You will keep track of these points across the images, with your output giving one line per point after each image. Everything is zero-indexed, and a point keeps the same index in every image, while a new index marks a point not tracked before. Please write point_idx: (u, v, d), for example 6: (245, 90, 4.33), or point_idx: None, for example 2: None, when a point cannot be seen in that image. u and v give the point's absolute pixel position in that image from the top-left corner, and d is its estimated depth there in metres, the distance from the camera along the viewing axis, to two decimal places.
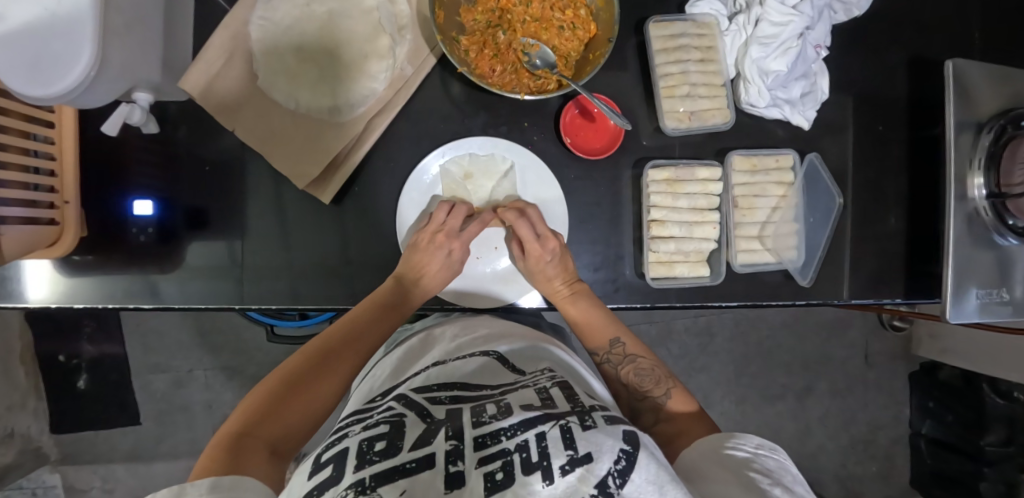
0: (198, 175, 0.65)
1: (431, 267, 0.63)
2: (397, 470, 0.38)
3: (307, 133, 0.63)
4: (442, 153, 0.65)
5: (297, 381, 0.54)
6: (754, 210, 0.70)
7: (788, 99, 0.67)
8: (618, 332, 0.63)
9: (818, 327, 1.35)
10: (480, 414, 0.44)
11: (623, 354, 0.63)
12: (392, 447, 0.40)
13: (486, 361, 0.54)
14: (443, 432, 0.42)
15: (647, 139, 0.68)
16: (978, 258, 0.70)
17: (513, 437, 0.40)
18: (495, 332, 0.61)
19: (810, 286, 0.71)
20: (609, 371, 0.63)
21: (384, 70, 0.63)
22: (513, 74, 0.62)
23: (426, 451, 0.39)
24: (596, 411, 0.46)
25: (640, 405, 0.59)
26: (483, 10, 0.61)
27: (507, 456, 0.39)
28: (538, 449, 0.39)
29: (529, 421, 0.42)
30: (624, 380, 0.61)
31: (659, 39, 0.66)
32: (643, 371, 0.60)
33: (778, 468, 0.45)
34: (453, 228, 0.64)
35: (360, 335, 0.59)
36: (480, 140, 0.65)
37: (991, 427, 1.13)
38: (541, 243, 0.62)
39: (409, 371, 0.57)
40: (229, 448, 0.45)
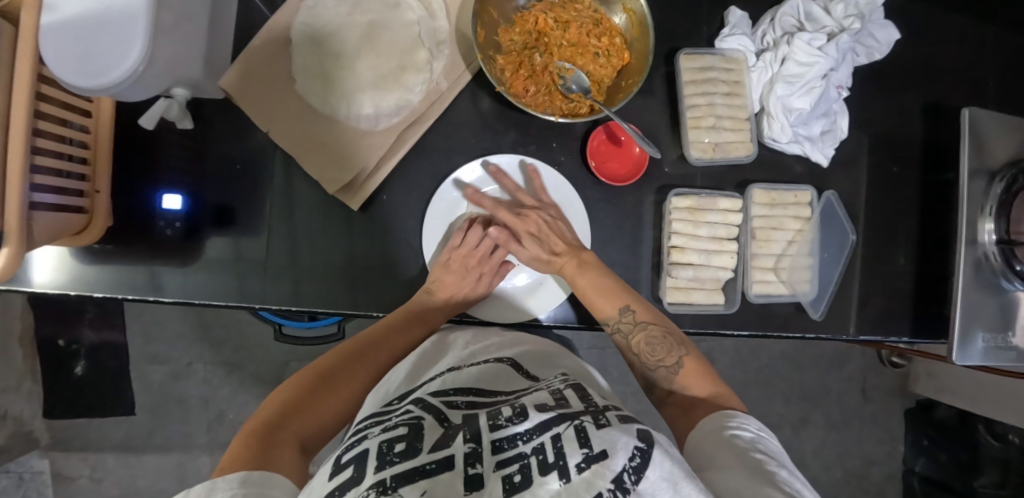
0: (228, 173, 0.66)
1: (460, 289, 0.65)
2: (418, 470, 0.36)
3: (341, 138, 0.64)
4: (478, 164, 0.66)
5: (325, 381, 0.54)
6: (771, 243, 0.71)
7: (809, 136, 0.69)
8: (628, 300, 0.62)
9: (816, 359, 1.36)
10: (496, 417, 0.43)
11: (634, 321, 0.61)
12: (412, 448, 0.38)
13: (500, 368, 0.53)
14: (460, 436, 0.40)
15: (670, 166, 0.69)
16: (985, 301, 0.71)
17: (530, 441, 0.40)
18: (516, 342, 0.60)
19: (821, 319, 0.71)
20: (621, 340, 0.62)
21: (421, 83, 0.63)
22: (547, 95, 0.63)
23: (445, 453, 0.38)
24: (609, 411, 0.46)
25: (654, 373, 0.59)
26: (521, 31, 0.63)
27: (523, 459, 0.38)
28: (554, 450, 0.39)
29: (545, 424, 0.41)
30: (635, 350, 0.61)
31: (689, 70, 0.67)
32: (654, 340, 0.60)
33: (779, 450, 0.46)
34: (484, 252, 0.67)
35: (391, 341, 0.60)
36: (513, 156, 0.67)
37: (985, 469, 1.15)
38: (523, 220, 0.65)
39: (426, 375, 0.53)
40: (263, 435, 0.46)
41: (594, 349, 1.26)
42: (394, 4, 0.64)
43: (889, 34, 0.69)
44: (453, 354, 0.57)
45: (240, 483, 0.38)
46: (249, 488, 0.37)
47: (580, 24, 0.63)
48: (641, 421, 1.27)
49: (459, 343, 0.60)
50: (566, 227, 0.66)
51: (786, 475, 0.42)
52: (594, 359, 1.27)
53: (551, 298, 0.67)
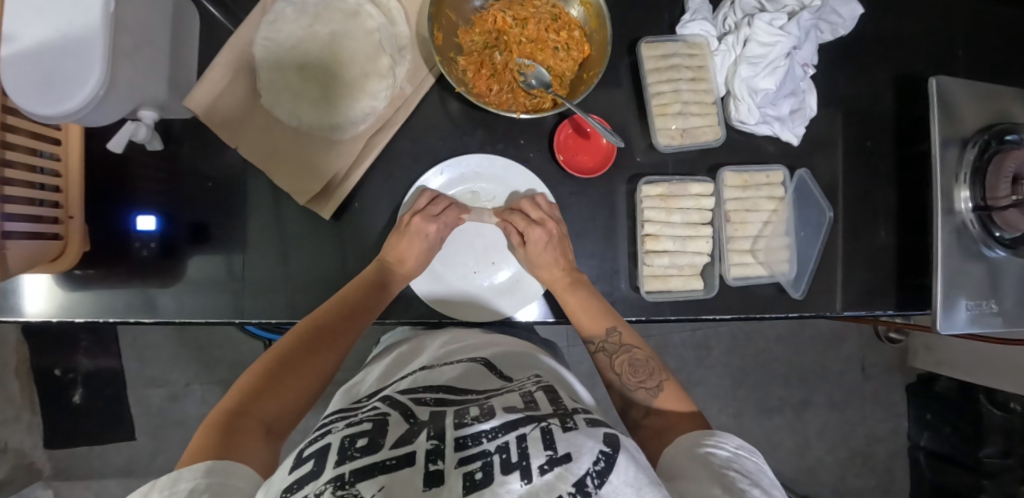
0: (200, 191, 0.66)
1: (410, 252, 0.63)
2: (377, 466, 0.38)
3: (311, 149, 0.64)
4: (442, 171, 0.67)
5: (291, 361, 0.54)
6: (746, 225, 0.70)
7: (777, 116, 0.69)
8: (616, 322, 0.63)
9: (813, 340, 1.35)
10: (462, 415, 0.44)
11: (620, 343, 0.61)
12: (375, 443, 0.40)
13: (472, 366, 0.54)
14: (423, 432, 0.42)
15: (641, 156, 0.69)
16: (966, 270, 0.71)
17: (494, 440, 0.40)
18: (490, 341, 0.61)
19: (802, 298, 0.71)
20: (602, 360, 0.62)
21: (384, 89, 0.64)
22: (510, 93, 0.63)
23: (406, 449, 0.39)
24: (578, 414, 0.46)
25: (633, 395, 0.58)
26: (481, 31, 0.63)
27: (486, 457, 0.39)
28: (518, 449, 0.39)
29: (510, 424, 0.42)
30: (617, 370, 0.60)
31: (651, 58, 0.68)
32: (637, 362, 0.60)
33: (757, 470, 0.45)
34: (431, 212, 0.64)
35: (351, 311, 0.59)
36: (478, 157, 0.66)
37: (989, 439, 1.14)
38: (538, 226, 0.63)
39: (396, 376, 0.56)
40: (224, 427, 0.47)
41: None
42: (353, 12, 0.64)
43: (852, 9, 0.69)
44: (428, 353, 0.59)
45: (203, 476, 0.40)
46: (211, 481, 0.40)
47: (538, 21, 0.63)
48: None
49: (439, 341, 0.61)
50: (569, 247, 0.66)
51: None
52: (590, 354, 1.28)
53: (525, 295, 0.67)
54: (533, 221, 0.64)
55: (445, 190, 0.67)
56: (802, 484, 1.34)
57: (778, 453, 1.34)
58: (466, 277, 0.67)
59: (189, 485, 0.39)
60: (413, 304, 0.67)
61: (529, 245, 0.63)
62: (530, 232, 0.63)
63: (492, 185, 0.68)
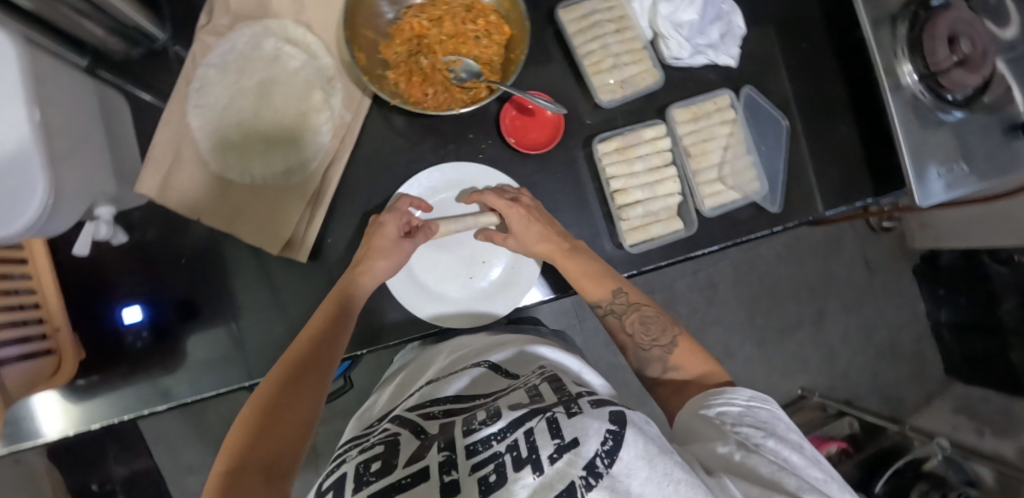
0: (176, 269, 0.67)
1: (375, 264, 0.60)
2: (393, 487, 0.40)
3: (269, 200, 0.64)
4: (401, 200, 0.65)
5: (275, 400, 0.49)
6: (708, 155, 0.71)
7: (709, 44, 0.70)
8: (620, 283, 0.62)
9: (813, 250, 1.36)
10: (470, 422, 0.46)
11: (627, 303, 0.61)
12: (388, 466, 0.42)
13: (478, 373, 0.56)
14: (434, 445, 0.44)
15: (589, 118, 0.70)
16: (928, 140, 0.72)
17: (503, 440, 0.42)
18: (488, 340, 0.63)
19: (781, 210, 0.72)
20: (613, 323, 0.62)
21: (326, 122, 0.64)
22: (446, 92, 0.63)
23: (420, 465, 0.42)
24: (583, 397, 0.47)
25: (647, 354, 0.59)
26: (401, 42, 0.63)
27: (497, 458, 0.41)
28: (527, 444, 0.41)
29: (516, 421, 0.44)
30: (629, 331, 0.61)
31: (573, 22, 0.68)
32: (648, 319, 0.60)
33: (770, 418, 0.48)
34: (398, 223, 0.62)
35: (322, 336, 0.55)
36: (427, 174, 0.66)
37: (1005, 296, 1.16)
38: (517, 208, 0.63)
39: (406, 392, 0.58)
40: (223, 487, 0.42)
41: None
42: (274, 56, 0.65)
43: None
44: (436, 365, 0.61)
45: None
46: None
47: (453, 16, 0.63)
48: None
49: (444, 353, 0.63)
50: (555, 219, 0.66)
51: (772, 446, 0.45)
52: None
53: (523, 285, 0.67)
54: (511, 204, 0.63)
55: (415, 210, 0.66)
56: (839, 391, 1.36)
57: (809, 367, 1.36)
58: (465, 287, 0.66)
59: None
60: (409, 322, 0.67)
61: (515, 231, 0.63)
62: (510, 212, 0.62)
63: (449, 191, 0.67)
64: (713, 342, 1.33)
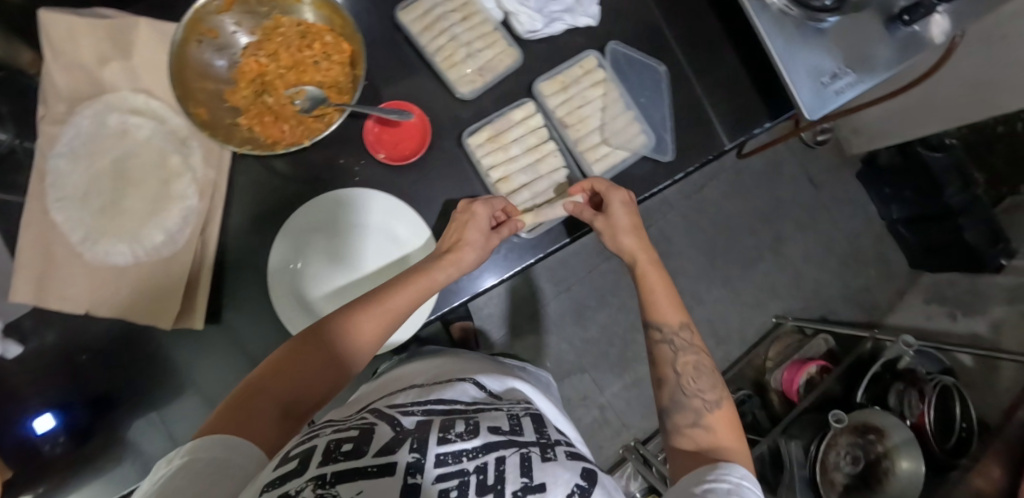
0: (76, 368, 0.64)
1: (470, 237, 0.59)
2: (359, 471, 0.36)
3: (153, 276, 0.62)
4: (278, 249, 0.62)
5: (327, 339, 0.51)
6: (585, 121, 0.71)
7: (564, 9, 0.68)
8: (687, 319, 0.59)
9: (754, 179, 1.35)
10: (447, 430, 0.43)
11: (689, 341, 0.57)
12: (359, 451, 0.39)
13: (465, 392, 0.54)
14: (407, 442, 0.40)
15: (458, 113, 0.68)
16: (806, 52, 0.70)
17: (473, 459, 0.40)
18: (475, 370, 0.63)
19: (675, 157, 0.70)
20: (664, 353, 0.57)
21: (190, 186, 0.63)
22: (300, 125, 0.61)
23: (388, 459, 0.38)
24: (560, 444, 0.46)
25: (686, 401, 0.54)
26: (245, 85, 0.62)
27: (463, 476, 0.38)
28: (495, 471, 0.39)
29: (492, 444, 0.42)
30: (677, 368, 0.56)
31: (415, 21, 0.66)
32: (700, 368, 0.56)
33: None
34: (482, 219, 0.60)
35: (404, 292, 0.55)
36: (295, 214, 0.62)
37: (946, 180, 1.15)
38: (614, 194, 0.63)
39: (393, 388, 0.59)
40: (244, 403, 0.44)
41: (563, 294, 1.29)
42: (121, 132, 0.63)
43: None
44: (423, 376, 0.61)
45: (189, 458, 0.37)
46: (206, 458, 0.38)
47: (288, 45, 0.62)
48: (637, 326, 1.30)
49: (429, 370, 0.63)
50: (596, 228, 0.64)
51: None
52: (566, 302, 1.30)
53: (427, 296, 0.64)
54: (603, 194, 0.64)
55: (292, 256, 0.63)
56: (812, 310, 1.35)
57: (778, 294, 1.35)
58: None
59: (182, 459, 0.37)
60: None
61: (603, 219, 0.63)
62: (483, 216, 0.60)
63: (325, 224, 0.63)
64: (680, 294, 1.32)
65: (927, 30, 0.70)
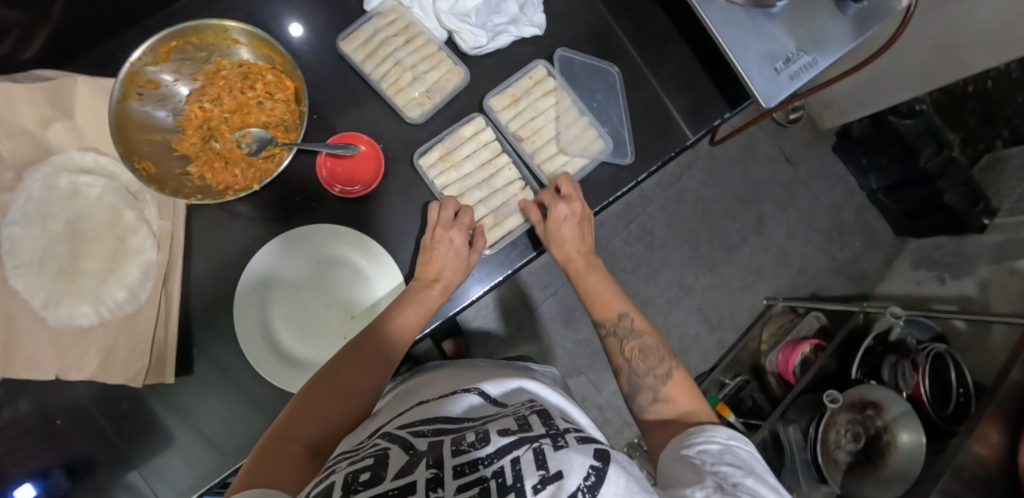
0: (53, 432, 0.63)
1: (443, 259, 0.60)
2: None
3: (116, 336, 0.61)
4: (246, 285, 0.61)
5: (337, 373, 0.50)
6: (539, 131, 0.70)
7: (509, 20, 0.68)
8: (627, 307, 0.59)
9: (730, 163, 1.35)
10: (458, 443, 0.40)
11: (632, 328, 0.58)
12: (377, 476, 0.36)
13: (473, 401, 0.50)
14: (423, 461, 0.37)
15: (410, 138, 0.68)
16: (756, 35, 0.68)
17: (490, 464, 0.37)
18: (479, 374, 0.57)
19: (634, 159, 0.70)
20: (612, 345, 0.58)
21: (147, 239, 0.63)
22: (251, 167, 0.61)
23: (407, 479, 0.35)
24: (570, 432, 0.42)
25: (641, 381, 0.53)
26: (192, 132, 0.62)
27: (482, 482, 0.35)
28: (512, 471, 0.36)
29: (505, 447, 0.38)
30: (627, 355, 0.56)
31: (358, 49, 0.66)
32: (648, 348, 0.55)
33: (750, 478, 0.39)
34: (447, 219, 0.63)
35: (396, 318, 0.56)
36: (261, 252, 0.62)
37: (921, 146, 1.12)
38: (564, 201, 0.64)
39: (408, 401, 0.52)
40: (267, 455, 0.42)
41: (550, 298, 1.29)
42: (72, 194, 0.62)
43: None
44: (433, 387, 0.55)
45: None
46: None
47: (230, 88, 0.62)
48: None
49: (442, 379, 0.57)
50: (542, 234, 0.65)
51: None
52: (554, 305, 1.29)
53: None
54: (559, 196, 0.65)
55: (261, 293, 0.62)
56: (802, 288, 1.35)
57: (767, 276, 1.35)
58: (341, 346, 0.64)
59: None
60: None
61: (550, 223, 0.64)
62: (465, 223, 0.62)
63: (292, 260, 0.63)
64: (667, 285, 1.32)
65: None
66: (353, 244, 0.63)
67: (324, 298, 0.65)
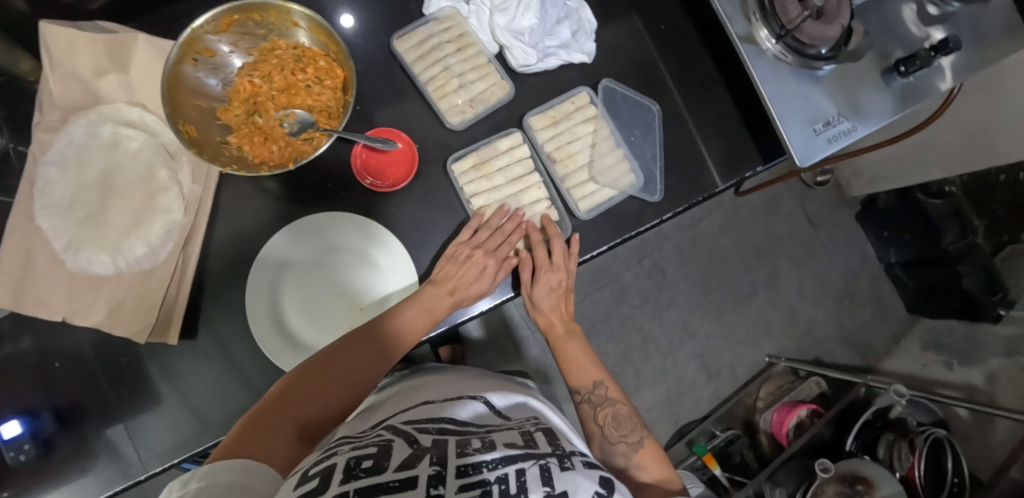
0: (50, 373, 0.64)
1: (466, 278, 0.62)
2: (379, 487, 0.33)
3: (129, 290, 0.61)
4: (262, 264, 0.62)
5: (334, 362, 0.52)
6: (574, 156, 0.71)
7: (559, 44, 0.69)
8: (603, 376, 0.62)
9: (752, 214, 1.34)
10: (463, 447, 0.40)
11: (606, 396, 0.60)
12: (379, 466, 0.36)
13: (476, 409, 0.49)
14: (427, 457, 0.37)
15: (447, 142, 0.69)
16: (800, 94, 0.69)
17: (494, 470, 0.36)
18: (482, 384, 0.57)
19: (661, 198, 0.71)
20: (585, 411, 0.59)
21: (175, 200, 0.64)
22: (289, 146, 0.62)
23: (409, 473, 0.35)
24: (576, 454, 0.42)
25: (613, 448, 0.55)
26: (238, 103, 0.63)
27: (485, 486, 0.35)
28: (518, 482, 0.35)
29: (510, 457, 0.38)
30: (599, 422, 0.57)
31: (411, 50, 0.67)
32: (621, 417, 0.57)
33: None
34: (487, 245, 0.64)
35: (399, 321, 0.58)
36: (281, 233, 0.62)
37: (945, 226, 1.12)
38: (559, 270, 0.66)
39: (408, 400, 0.52)
40: (256, 425, 0.43)
41: None
42: (113, 143, 0.64)
43: None
44: (433, 388, 0.55)
45: (208, 481, 0.35)
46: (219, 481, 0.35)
47: (282, 67, 0.63)
48: (627, 356, 1.28)
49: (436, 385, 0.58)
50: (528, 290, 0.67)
51: None
52: None
53: None
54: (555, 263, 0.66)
55: (277, 272, 0.63)
56: (806, 349, 1.34)
57: (772, 332, 1.34)
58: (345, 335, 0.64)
59: (200, 482, 0.35)
60: None
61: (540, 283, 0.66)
62: (500, 253, 0.64)
63: (312, 244, 0.64)
64: (671, 326, 1.31)
65: (927, 79, 0.71)
66: (372, 236, 0.64)
67: (336, 285, 0.65)
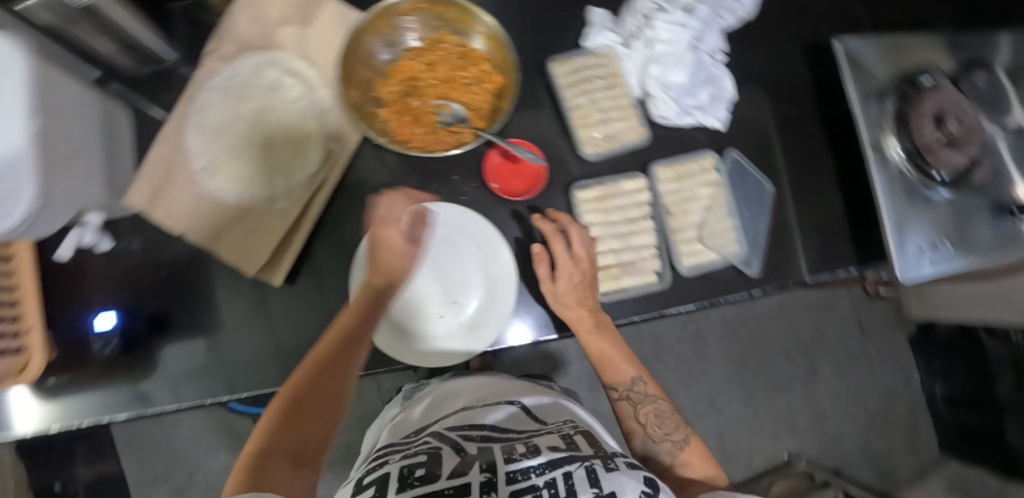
0: (153, 281, 0.67)
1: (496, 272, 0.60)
2: (436, 492, 0.38)
3: (251, 223, 0.65)
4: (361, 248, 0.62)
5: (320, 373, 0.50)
6: (687, 213, 0.73)
7: (697, 106, 0.72)
8: (640, 372, 0.64)
9: (806, 309, 1.34)
10: (511, 450, 0.44)
11: (645, 392, 0.63)
12: (431, 473, 0.41)
13: (513, 410, 0.52)
14: (476, 463, 0.42)
15: (574, 168, 0.71)
16: (914, 210, 0.72)
17: (541, 474, 0.41)
18: (516, 388, 0.60)
19: (760, 275, 0.72)
20: (624, 408, 0.63)
21: (316, 153, 0.67)
22: (435, 134, 0.65)
23: (462, 479, 0.40)
24: (618, 456, 0.46)
25: (657, 446, 0.59)
26: (396, 82, 0.66)
27: (534, 491, 0.39)
28: (565, 486, 0.39)
29: (555, 461, 0.42)
30: (642, 420, 0.61)
31: (563, 75, 0.71)
32: (663, 414, 0.61)
33: None
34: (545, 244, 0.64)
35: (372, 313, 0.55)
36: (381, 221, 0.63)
37: (1000, 374, 1.14)
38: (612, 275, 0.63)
39: (440, 410, 0.55)
40: (253, 464, 0.43)
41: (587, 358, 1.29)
42: (272, 87, 0.67)
43: None
44: (464, 395, 0.57)
45: None
46: None
47: (447, 60, 0.67)
48: None
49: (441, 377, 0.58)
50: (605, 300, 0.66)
51: None
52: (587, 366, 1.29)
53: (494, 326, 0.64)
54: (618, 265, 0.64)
55: None
56: (828, 457, 1.32)
57: (797, 430, 1.32)
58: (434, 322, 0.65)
59: None
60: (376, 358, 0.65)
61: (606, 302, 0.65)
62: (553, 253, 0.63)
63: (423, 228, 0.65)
64: (700, 396, 1.30)
65: None
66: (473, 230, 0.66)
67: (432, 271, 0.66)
